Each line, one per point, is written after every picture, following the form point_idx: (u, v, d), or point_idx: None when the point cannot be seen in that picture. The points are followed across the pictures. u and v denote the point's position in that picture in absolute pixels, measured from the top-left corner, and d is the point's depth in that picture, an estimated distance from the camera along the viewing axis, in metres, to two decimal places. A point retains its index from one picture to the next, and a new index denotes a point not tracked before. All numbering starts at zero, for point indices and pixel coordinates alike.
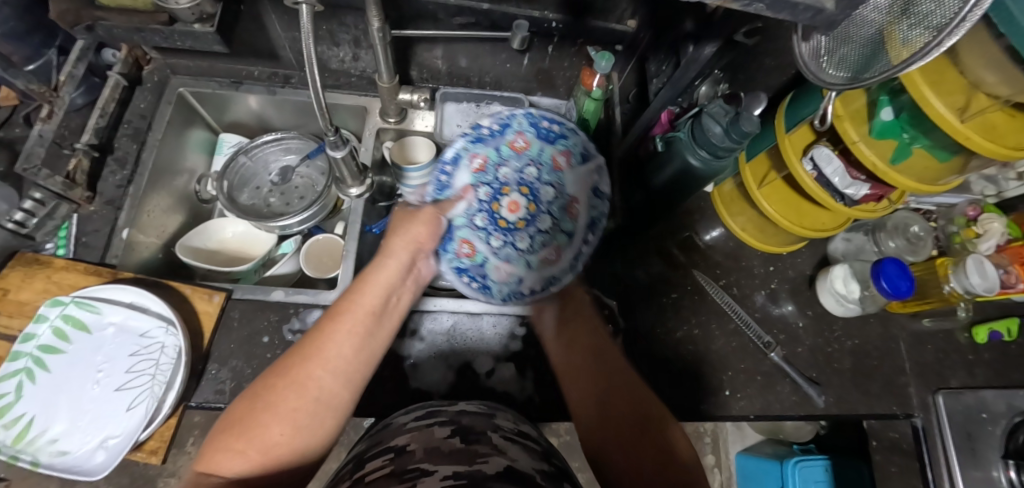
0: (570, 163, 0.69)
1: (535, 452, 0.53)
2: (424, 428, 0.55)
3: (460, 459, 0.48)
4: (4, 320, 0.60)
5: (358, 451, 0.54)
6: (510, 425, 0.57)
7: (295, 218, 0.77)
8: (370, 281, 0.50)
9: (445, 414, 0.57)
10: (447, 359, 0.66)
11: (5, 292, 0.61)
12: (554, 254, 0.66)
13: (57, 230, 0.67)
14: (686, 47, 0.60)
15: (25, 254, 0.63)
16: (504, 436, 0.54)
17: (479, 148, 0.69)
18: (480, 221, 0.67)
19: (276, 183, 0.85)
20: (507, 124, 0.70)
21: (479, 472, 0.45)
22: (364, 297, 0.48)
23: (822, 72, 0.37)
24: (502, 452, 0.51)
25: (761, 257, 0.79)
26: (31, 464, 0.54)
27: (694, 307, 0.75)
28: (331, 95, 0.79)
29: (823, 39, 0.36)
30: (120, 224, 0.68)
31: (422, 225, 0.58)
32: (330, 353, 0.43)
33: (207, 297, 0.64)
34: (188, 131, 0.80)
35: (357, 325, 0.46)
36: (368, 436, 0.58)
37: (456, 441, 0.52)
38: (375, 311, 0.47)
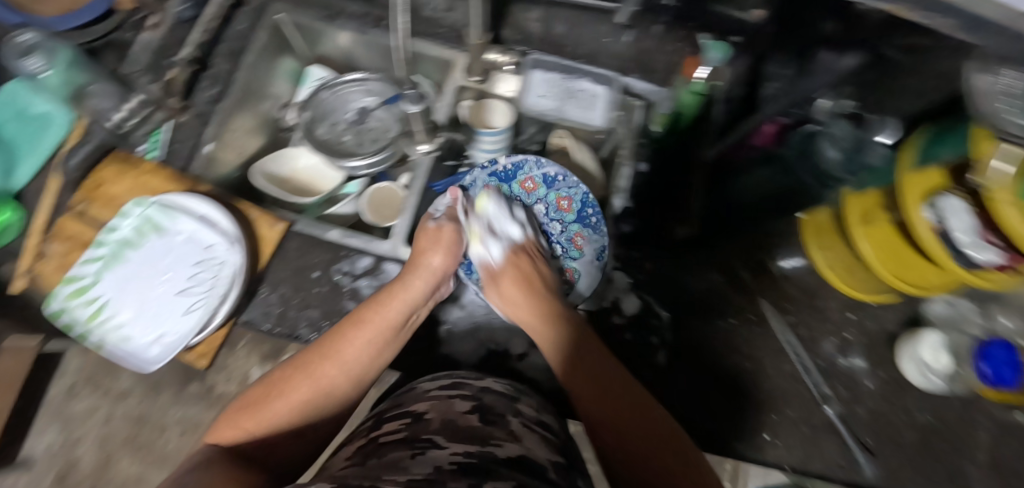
0: (573, 207, 0.67)
1: (552, 445, 0.52)
2: (446, 397, 0.56)
3: (472, 439, 0.48)
4: (96, 209, 0.66)
5: (380, 411, 0.58)
6: (534, 413, 0.56)
7: (365, 160, 0.79)
8: (393, 295, 0.55)
9: (468, 388, 0.57)
10: (480, 333, 0.66)
11: (100, 183, 0.67)
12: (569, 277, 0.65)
13: (149, 134, 0.71)
14: (820, 54, 0.52)
15: (119, 152, 0.68)
16: (523, 423, 0.53)
17: (491, 180, 0.67)
18: (496, 250, 0.66)
19: (352, 122, 0.85)
20: (520, 166, 0.67)
21: (490, 455, 0.45)
22: (380, 310, 0.53)
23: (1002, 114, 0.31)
24: (517, 439, 0.50)
25: (839, 301, 0.72)
26: (97, 344, 0.60)
27: (751, 339, 0.69)
28: (417, 43, 0.77)
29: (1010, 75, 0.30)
30: (205, 138, 0.71)
31: (450, 247, 0.60)
32: (343, 357, 0.48)
33: (270, 223, 0.66)
34: (279, 59, 0.81)
35: (376, 337, 0.51)
36: (393, 396, 0.60)
37: (474, 419, 0.52)
38: (394, 326, 0.53)
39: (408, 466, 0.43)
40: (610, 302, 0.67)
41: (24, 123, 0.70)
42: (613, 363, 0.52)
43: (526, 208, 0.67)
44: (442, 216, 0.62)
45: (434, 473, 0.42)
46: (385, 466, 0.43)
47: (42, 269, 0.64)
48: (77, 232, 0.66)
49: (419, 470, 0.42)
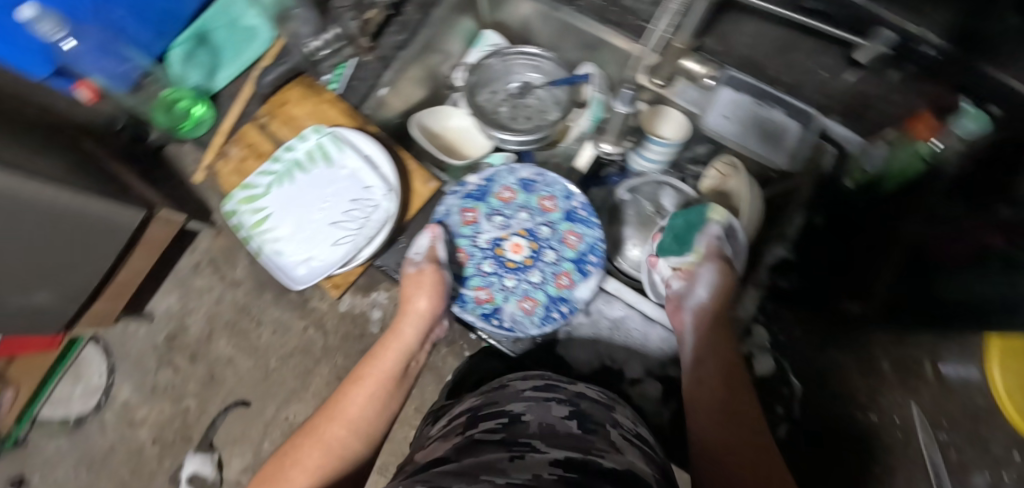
0: (557, 206, 0.66)
1: (653, 461, 0.48)
2: (541, 399, 0.54)
3: (575, 444, 0.45)
4: (277, 126, 0.71)
5: (473, 407, 0.56)
6: (630, 423, 0.53)
7: (517, 137, 0.77)
8: (387, 341, 0.55)
9: (564, 392, 0.56)
10: (600, 347, 0.63)
11: (286, 102, 0.72)
12: (569, 280, 0.63)
13: (335, 66, 0.75)
14: None
15: (306, 77, 0.73)
16: (624, 435, 0.50)
17: (469, 204, 0.65)
18: (488, 266, 0.65)
19: (513, 93, 0.84)
20: (492, 178, 0.67)
21: (596, 462, 0.42)
22: (382, 359, 0.52)
23: None
24: (620, 451, 0.46)
25: (1005, 436, 0.63)
26: (257, 252, 0.65)
27: (890, 446, 0.62)
28: (603, 30, 0.73)
29: None
30: (382, 81, 0.72)
31: (432, 285, 0.59)
32: (347, 414, 0.45)
33: (424, 179, 0.68)
34: (461, 18, 0.80)
35: (378, 389, 0.48)
36: (485, 393, 0.59)
37: (573, 425, 0.49)
38: (391, 375, 0.51)
39: (507, 465, 0.40)
40: (746, 354, 0.61)
41: (233, 29, 0.78)
42: (731, 367, 0.52)
43: (508, 221, 0.65)
44: (422, 257, 0.61)
45: (536, 478, 0.38)
46: (482, 463, 0.41)
47: (223, 167, 0.71)
48: (256, 142, 0.72)
49: (519, 474, 0.38)
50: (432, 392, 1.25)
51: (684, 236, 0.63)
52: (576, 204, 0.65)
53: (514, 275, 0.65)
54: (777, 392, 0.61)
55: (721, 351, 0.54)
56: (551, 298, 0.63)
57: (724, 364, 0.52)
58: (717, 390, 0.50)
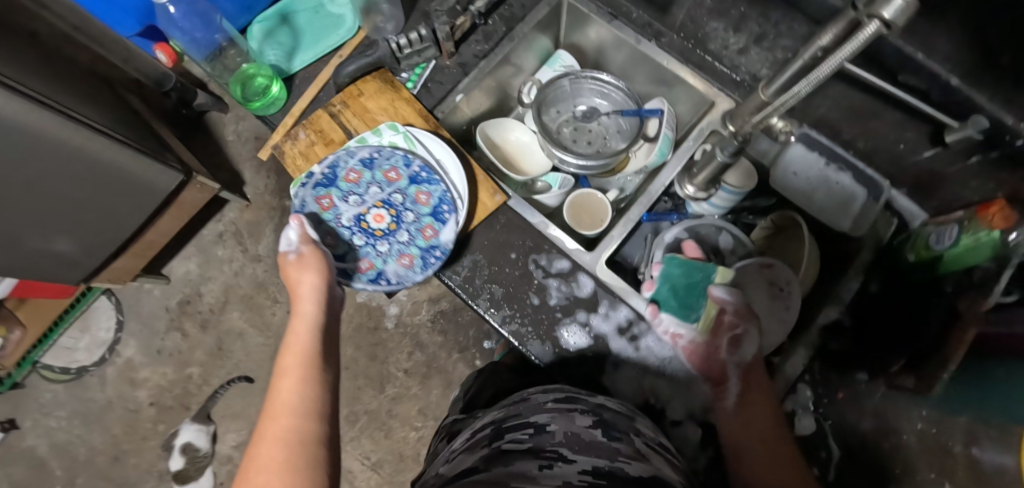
0: (401, 175, 0.69)
1: (678, 469, 0.50)
2: (565, 410, 0.53)
3: (600, 453, 0.46)
4: (349, 116, 0.72)
5: (497, 421, 0.57)
6: (652, 434, 0.54)
7: (576, 159, 0.78)
8: (293, 331, 0.60)
9: (585, 403, 0.55)
10: (644, 382, 0.63)
11: (361, 94, 0.72)
12: (432, 230, 0.66)
13: (415, 66, 0.75)
14: None
15: (385, 73, 0.73)
16: (647, 443, 0.51)
17: (321, 192, 0.68)
18: (358, 240, 0.69)
19: (578, 116, 0.87)
20: (337, 163, 0.69)
21: (620, 472, 0.44)
22: (295, 345, 0.58)
23: None
24: (644, 458, 0.48)
25: None
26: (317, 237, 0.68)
27: None
28: (682, 70, 0.74)
29: None
30: (458, 87, 0.74)
31: (312, 267, 0.65)
32: (284, 401, 0.50)
33: (491, 191, 0.68)
34: (541, 35, 0.82)
35: (302, 372, 0.53)
36: (508, 405, 0.59)
37: (598, 434, 0.50)
38: (304, 350, 0.57)
39: (538, 474, 0.42)
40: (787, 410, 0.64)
41: (315, 19, 0.80)
42: (771, 410, 0.58)
43: (364, 198, 0.69)
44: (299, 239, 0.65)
45: (565, 485, 0.41)
46: (513, 473, 0.43)
47: (290, 150, 0.71)
48: (326, 128, 0.72)
49: (550, 481, 0.41)
50: (440, 396, 1.27)
51: (684, 296, 0.66)
52: (416, 166, 0.68)
53: (569, 299, 0.65)
54: (815, 454, 0.62)
55: (759, 397, 0.59)
56: (421, 250, 0.66)
57: (763, 407, 0.58)
58: (761, 428, 0.56)
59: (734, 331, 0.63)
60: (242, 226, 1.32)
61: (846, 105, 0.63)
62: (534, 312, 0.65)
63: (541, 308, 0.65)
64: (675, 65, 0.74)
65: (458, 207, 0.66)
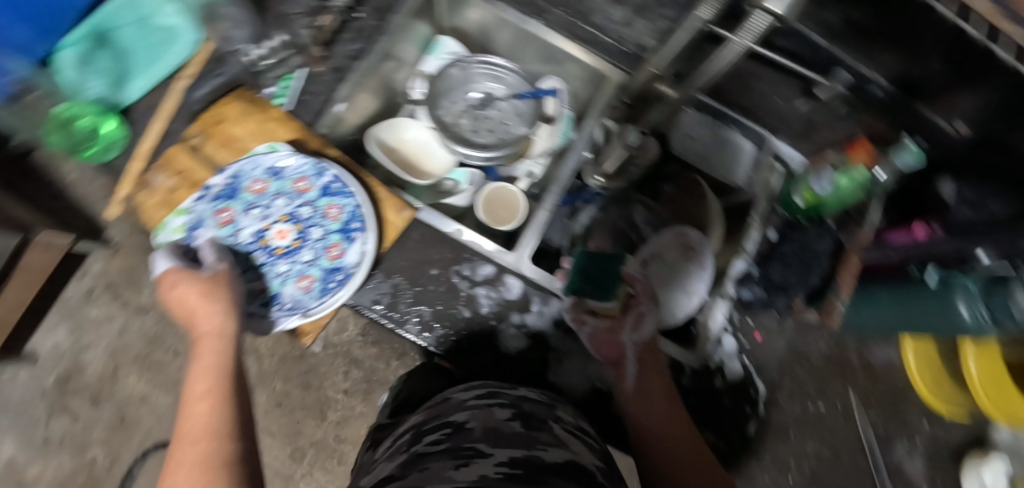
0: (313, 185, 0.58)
1: (595, 450, 0.47)
2: (484, 406, 0.50)
3: (517, 442, 0.43)
4: (212, 148, 0.61)
5: (415, 424, 0.51)
6: (570, 419, 0.51)
7: (480, 153, 0.75)
8: (199, 346, 0.46)
9: (506, 396, 0.52)
10: (589, 369, 0.63)
11: (222, 120, 0.62)
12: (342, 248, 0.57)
13: (281, 77, 0.65)
14: None
15: (246, 91, 0.63)
16: (566, 429, 0.48)
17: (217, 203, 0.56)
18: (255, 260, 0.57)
19: (473, 104, 0.82)
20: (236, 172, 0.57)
21: (538, 458, 0.40)
22: (204, 366, 0.44)
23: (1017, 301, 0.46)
24: (563, 444, 0.45)
25: (919, 407, 0.73)
26: None
27: (835, 429, 0.70)
28: (571, 46, 0.73)
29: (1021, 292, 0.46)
30: (337, 96, 0.65)
31: (216, 292, 0.50)
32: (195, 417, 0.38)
33: (398, 207, 0.61)
34: (419, 21, 0.75)
35: (216, 389, 0.41)
36: (427, 410, 0.54)
37: (517, 425, 0.46)
38: (214, 367, 0.44)
39: (455, 473, 0.37)
40: (716, 364, 0.68)
41: (145, 31, 0.69)
42: (665, 388, 0.56)
43: (267, 211, 0.57)
44: (213, 258, 0.52)
45: (482, 479, 0.37)
46: (428, 476, 0.38)
47: (146, 199, 0.59)
48: (186, 167, 0.61)
49: (466, 476, 0.37)
50: None
51: (598, 278, 0.62)
52: (329, 178, 0.58)
53: (500, 304, 0.63)
54: (746, 394, 0.67)
55: (653, 379, 0.56)
56: (325, 271, 0.57)
57: (660, 386, 0.56)
58: (660, 409, 0.53)
59: (637, 309, 0.60)
60: (115, 277, 1.05)
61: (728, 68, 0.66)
62: (467, 324, 0.63)
63: (474, 319, 0.63)
64: (563, 43, 0.73)
65: (369, 225, 0.57)
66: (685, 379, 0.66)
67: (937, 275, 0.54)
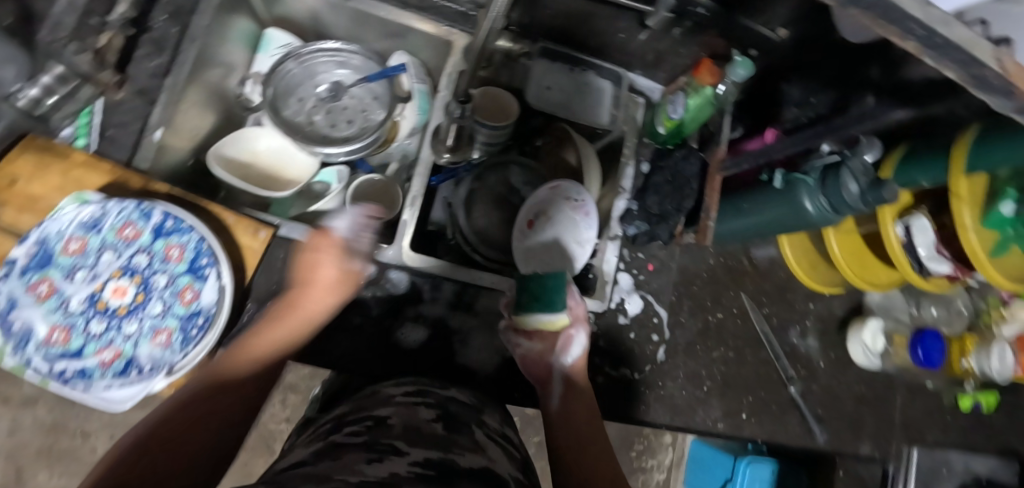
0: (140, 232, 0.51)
1: (513, 460, 0.44)
2: (410, 403, 0.45)
3: (434, 444, 0.38)
4: (12, 214, 0.52)
5: (337, 414, 0.46)
6: (496, 427, 0.48)
7: (342, 149, 0.69)
8: (295, 310, 0.51)
9: (434, 396, 0.48)
10: (495, 342, 0.64)
11: (13, 180, 0.52)
12: (194, 291, 0.51)
13: (77, 113, 0.57)
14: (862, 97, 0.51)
15: (36, 138, 0.53)
16: (488, 435, 0.44)
17: (33, 278, 0.49)
18: (96, 327, 0.50)
19: (323, 97, 0.74)
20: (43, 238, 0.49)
21: (451, 464, 0.36)
22: (274, 334, 0.49)
23: (850, 182, 0.50)
24: (480, 450, 0.41)
25: (804, 291, 0.81)
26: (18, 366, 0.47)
27: (736, 332, 0.76)
28: (406, 16, 0.68)
29: (855, 179, 0.50)
30: (151, 122, 0.57)
31: (344, 288, 0.54)
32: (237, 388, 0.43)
33: (252, 230, 0.56)
34: (233, 17, 0.67)
35: (269, 359, 0.47)
36: (352, 399, 0.49)
37: (439, 426, 0.42)
38: (279, 340, 0.49)
39: (365, 469, 0.33)
40: (618, 303, 0.71)
41: None
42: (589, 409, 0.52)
43: (94, 271, 0.51)
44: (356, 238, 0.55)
45: (391, 478, 0.32)
46: (334, 467, 0.33)
47: None
48: None
49: (373, 473, 0.32)
50: None
51: (539, 293, 0.56)
52: (157, 217, 0.51)
53: (391, 302, 0.61)
54: (650, 322, 0.72)
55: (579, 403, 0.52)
56: (181, 318, 0.51)
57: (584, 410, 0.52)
58: (581, 431, 0.49)
59: (568, 332, 0.54)
60: None
61: (566, 11, 0.65)
62: (362, 331, 0.60)
63: (368, 324, 0.60)
64: (397, 14, 0.68)
65: (219, 258, 0.52)
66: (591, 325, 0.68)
67: (781, 176, 0.57)
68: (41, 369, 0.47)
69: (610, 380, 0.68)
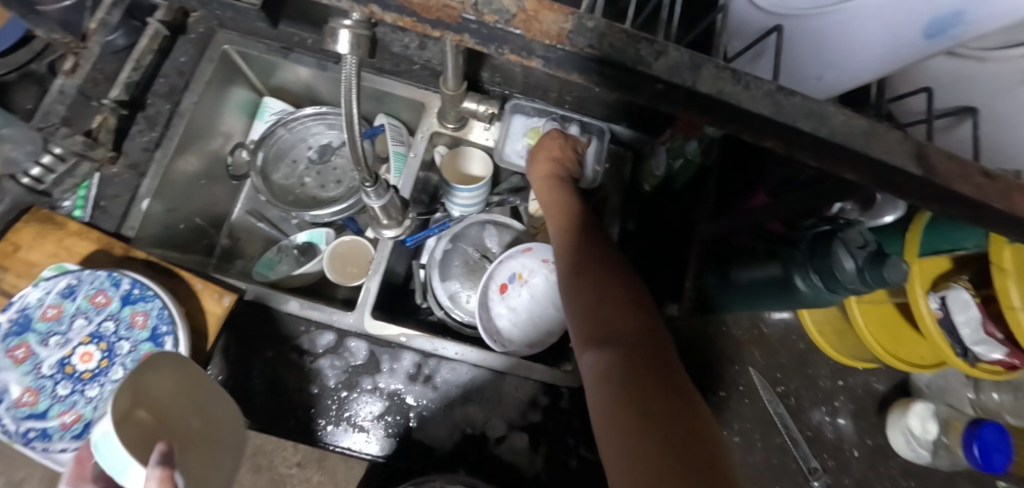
0: (110, 300, 0.54)
1: None
2: None
3: None
4: (12, 279, 0.56)
5: None
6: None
7: (328, 209, 0.71)
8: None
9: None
10: (454, 415, 0.60)
11: (16, 248, 0.57)
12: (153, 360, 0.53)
13: (75, 188, 0.61)
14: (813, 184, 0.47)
15: (40, 210, 0.58)
16: None
17: (13, 341, 0.52)
18: (60, 391, 0.52)
19: (314, 160, 0.77)
20: (24, 304, 0.53)
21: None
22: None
23: (845, 255, 0.43)
24: None
25: (830, 367, 0.70)
26: None
27: (741, 412, 0.66)
28: (385, 81, 0.68)
29: (849, 259, 0.42)
30: (141, 193, 0.61)
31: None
32: None
33: (216, 296, 0.58)
34: (228, 91, 0.70)
35: None
36: None
37: None
38: None
39: None
40: None
41: None
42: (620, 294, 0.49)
43: (67, 336, 0.53)
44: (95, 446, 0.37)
45: None
46: None
47: None
48: None
49: None
50: None
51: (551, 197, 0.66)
52: (126, 285, 0.54)
53: (347, 372, 0.60)
54: None
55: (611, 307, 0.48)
56: None
57: (635, 342, 0.46)
58: (586, 297, 0.50)
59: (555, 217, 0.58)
60: None
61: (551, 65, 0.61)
62: (317, 401, 0.59)
63: (323, 395, 0.59)
64: (372, 80, 0.68)
65: (178, 325, 0.53)
66: (565, 403, 0.62)
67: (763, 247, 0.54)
68: (7, 429, 0.49)
69: (586, 465, 0.60)
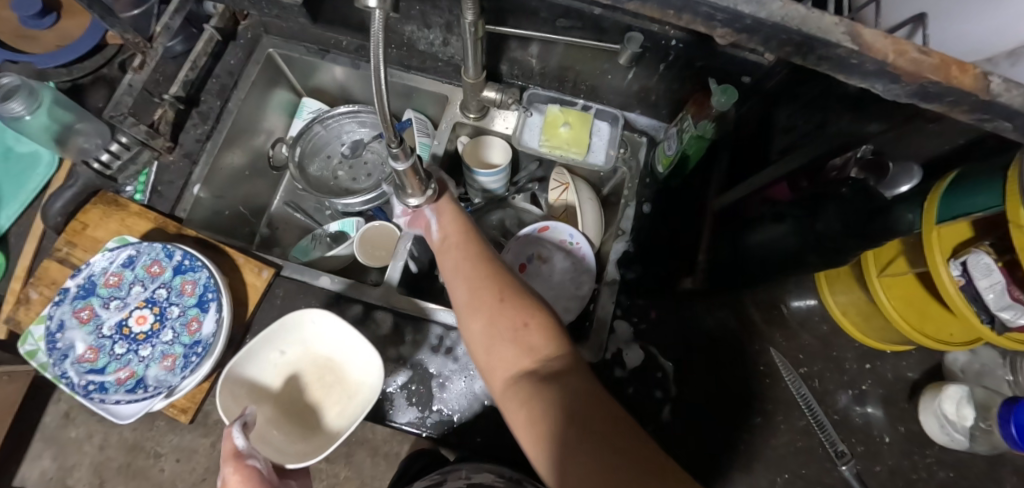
0: (164, 270, 0.60)
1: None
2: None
3: None
4: (80, 253, 0.62)
5: None
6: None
7: (359, 198, 0.75)
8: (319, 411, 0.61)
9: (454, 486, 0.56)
10: (474, 387, 0.62)
11: (84, 226, 0.63)
12: (197, 325, 0.58)
13: (138, 175, 0.68)
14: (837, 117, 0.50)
15: (105, 194, 0.65)
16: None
17: (79, 305, 0.58)
18: (116, 350, 0.57)
19: (346, 155, 0.83)
20: (91, 272, 0.59)
21: None
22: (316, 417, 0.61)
23: (840, 207, 0.44)
24: None
25: (856, 350, 0.68)
26: (53, 379, 0.55)
27: (765, 394, 0.65)
28: (411, 77, 0.73)
29: (844, 210, 0.44)
30: (193, 179, 0.68)
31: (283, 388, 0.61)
32: None
33: (256, 270, 0.63)
34: (271, 92, 0.77)
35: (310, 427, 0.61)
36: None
37: None
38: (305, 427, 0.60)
39: None
40: (613, 353, 0.64)
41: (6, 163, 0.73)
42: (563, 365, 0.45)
43: (126, 301, 0.60)
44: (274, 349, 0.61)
45: None
46: None
47: (23, 319, 0.60)
48: (61, 278, 0.62)
49: None
50: None
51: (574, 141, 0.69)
52: (178, 257, 0.59)
53: (373, 342, 0.63)
54: (652, 377, 0.64)
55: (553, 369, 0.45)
56: (186, 346, 0.57)
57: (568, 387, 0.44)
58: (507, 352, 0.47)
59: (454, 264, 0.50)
60: None
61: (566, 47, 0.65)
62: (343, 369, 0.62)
63: None
64: (400, 76, 0.73)
65: (222, 293, 0.58)
66: None
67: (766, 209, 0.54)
68: (71, 382, 0.55)
69: None
